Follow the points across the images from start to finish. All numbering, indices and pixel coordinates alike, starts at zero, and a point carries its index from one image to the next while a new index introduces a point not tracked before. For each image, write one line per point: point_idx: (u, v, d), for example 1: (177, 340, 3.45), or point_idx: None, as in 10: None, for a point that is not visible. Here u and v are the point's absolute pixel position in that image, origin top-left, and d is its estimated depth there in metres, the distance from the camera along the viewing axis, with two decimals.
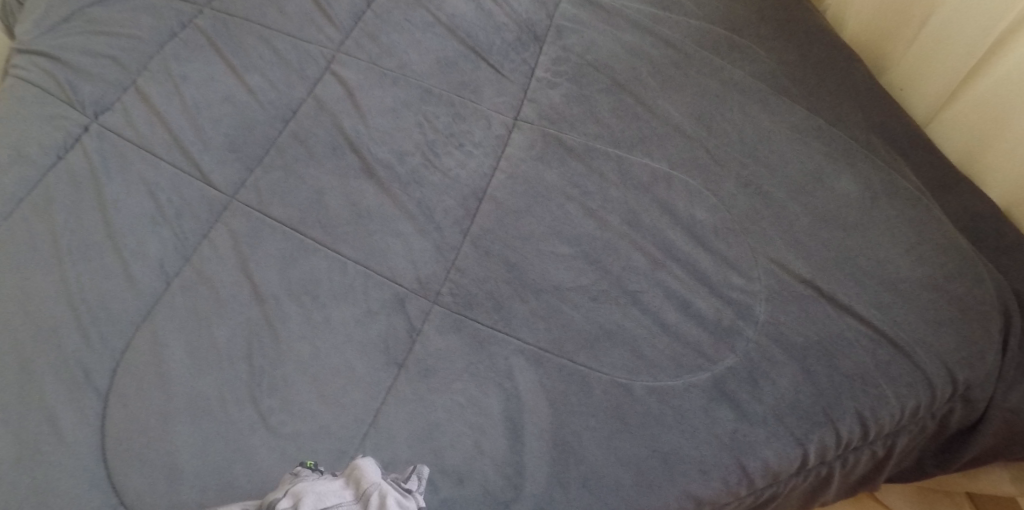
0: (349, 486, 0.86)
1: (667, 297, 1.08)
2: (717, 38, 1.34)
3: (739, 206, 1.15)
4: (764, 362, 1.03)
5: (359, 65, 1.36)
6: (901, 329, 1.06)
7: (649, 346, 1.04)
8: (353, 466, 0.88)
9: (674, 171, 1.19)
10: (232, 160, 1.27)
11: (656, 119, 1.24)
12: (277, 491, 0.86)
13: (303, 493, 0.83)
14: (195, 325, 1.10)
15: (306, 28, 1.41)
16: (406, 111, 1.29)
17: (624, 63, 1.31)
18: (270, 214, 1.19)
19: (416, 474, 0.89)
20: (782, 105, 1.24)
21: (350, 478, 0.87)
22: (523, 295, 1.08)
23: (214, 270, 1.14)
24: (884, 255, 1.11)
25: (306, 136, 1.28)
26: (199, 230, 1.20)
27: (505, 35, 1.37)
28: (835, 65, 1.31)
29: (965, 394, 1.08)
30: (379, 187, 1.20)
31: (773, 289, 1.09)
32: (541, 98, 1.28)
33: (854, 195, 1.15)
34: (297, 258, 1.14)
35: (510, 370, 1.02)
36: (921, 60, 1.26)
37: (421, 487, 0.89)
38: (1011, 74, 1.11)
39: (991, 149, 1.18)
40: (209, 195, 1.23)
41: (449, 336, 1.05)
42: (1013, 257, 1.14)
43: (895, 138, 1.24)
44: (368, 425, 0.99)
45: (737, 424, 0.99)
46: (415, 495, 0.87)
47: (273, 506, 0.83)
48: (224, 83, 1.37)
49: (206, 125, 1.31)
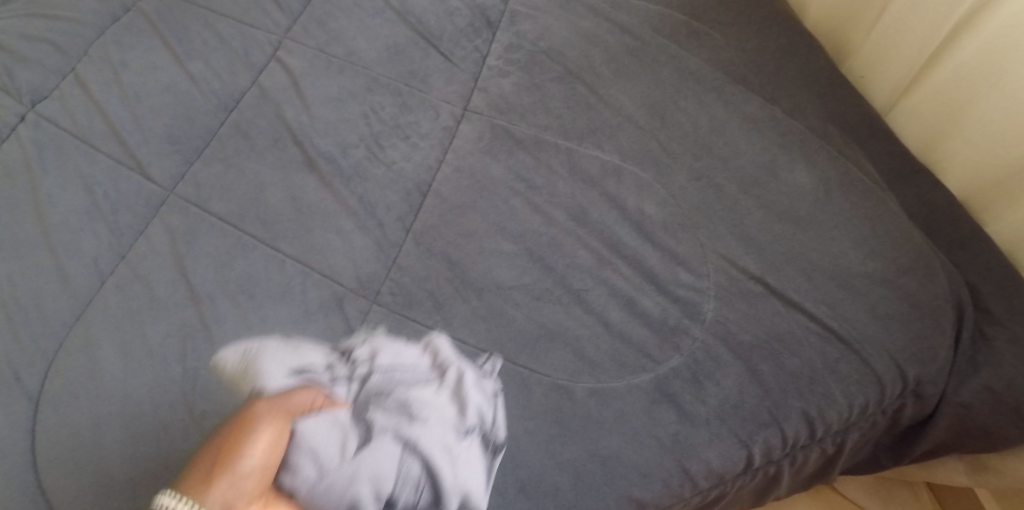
0: (426, 355, 1.01)
1: (612, 296, 1.05)
2: (676, 23, 1.29)
3: (690, 199, 1.12)
4: (709, 362, 1.01)
5: (305, 52, 1.29)
6: (850, 326, 1.04)
7: (591, 346, 1.01)
8: (428, 337, 1.02)
9: (624, 164, 1.15)
10: (172, 153, 1.21)
11: (608, 109, 1.20)
12: (353, 341, 1.02)
13: (379, 350, 1.00)
14: (129, 325, 1.06)
15: (252, 13, 1.34)
16: (351, 101, 1.24)
17: (579, 51, 1.27)
18: (209, 209, 1.15)
19: (491, 362, 1.00)
20: (738, 94, 1.20)
21: (426, 347, 1.02)
22: (464, 295, 1.05)
23: (150, 268, 1.10)
24: (836, 250, 1.08)
25: (247, 126, 1.23)
26: (136, 227, 1.15)
27: (457, 21, 1.31)
28: (796, 51, 1.26)
29: (917, 389, 1.05)
30: (320, 181, 1.16)
31: (722, 287, 1.06)
32: (491, 87, 1.23)
33: (807, 188, 1.12)
34: (235, 256, 1.10)
35: (446, 368, 0.99)
36: (880, 48, 1.22)
37: (496, 370, 1.00)
38: (967, 65, 1.08)
39: (949, 139, 1.16)
40: (147, 190, 1.17)
41: (387, 337, 1.02)
42: (967, 249, 1.12)
43: (853, 127, 1.21)
44: (347, 344, 1.02)
45: (680, 426, 0.97)
46: (491, 377, 0.99)
47: (350, 353, 1.01)
48: (167, 70, 1.30)
49: (146, 115, 1.25)
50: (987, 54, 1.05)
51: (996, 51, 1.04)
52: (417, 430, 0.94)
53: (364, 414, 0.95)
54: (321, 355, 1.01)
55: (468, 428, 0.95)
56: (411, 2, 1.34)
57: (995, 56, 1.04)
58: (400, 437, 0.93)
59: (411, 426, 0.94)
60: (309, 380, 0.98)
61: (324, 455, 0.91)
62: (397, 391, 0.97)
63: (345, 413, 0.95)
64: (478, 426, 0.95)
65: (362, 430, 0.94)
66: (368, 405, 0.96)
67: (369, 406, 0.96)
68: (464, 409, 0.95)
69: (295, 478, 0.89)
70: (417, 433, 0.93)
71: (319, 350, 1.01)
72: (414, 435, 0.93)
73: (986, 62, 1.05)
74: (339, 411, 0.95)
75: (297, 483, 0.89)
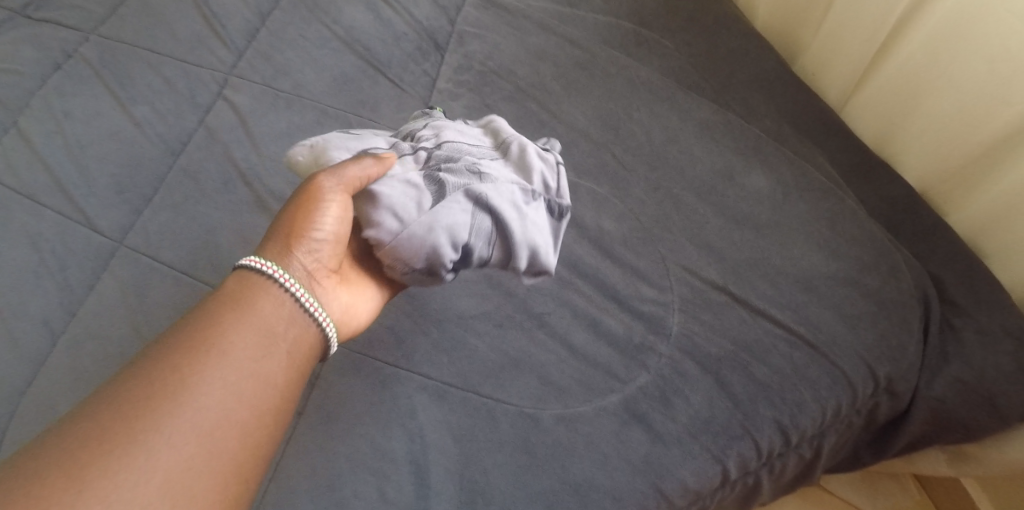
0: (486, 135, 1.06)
1: (574, 317, 1.04)
2: (625, 33, 1.28)
3: (648, 212, 1.11)
4: (677, 378, 0.99)
5: (253, 89, 1.21)
6: (818, 329, 1.03)
7: (556, 371, 1.00)
8: (488, 121, 1.08)
9: (580, 180, 1.13)
10: (119, 204, 1.10)
11: (561, 125, 1.18)
12: (417, 124, 1.05)
13: (441, 126, 1.02)
14: (84, 387, 0.96)
15: (196, 50, 1.24)
16: (300, 135, 1.16)
17: (528, 67, 1.24)
18: (161, 258, 1.06)
19: (552, 144, 1.07)
20: (691, 102, 1.20)
21: (486, 129, 1.07)
22: (425, 328, 1.02)
23: (102, 325, 1.01)
24: (797, 252, 1.08)
25: (196, 171, 1.13)
26: (87, 282, 1.04)
27: (404, 45, 1.26)
28: (746, 53, 1.26)
29: (890, 387, 1.03)
30: (272, 221, 1.09)
31: (687, 298, 1.05)
32: (443, 110, 1.19)
33: (764, 192, 1.12)
34: (189, 305, 1.02)
35: (507, 144, 1.02)
36: (829, 46, 1.21)
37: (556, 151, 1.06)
38: (915, 57, 1.08)
39: (903, 132, 1.15)
40: (95, 242, 1.07)
41: (348, 379, 0.98)
42: (929, 242, 1.11)
43: (808, 125, 1.21)
44: (412, 129, 1.04)
45: (651, 446, 0.96)
46: (551, 153, 1.05)
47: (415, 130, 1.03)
48: (111, 117, 1.18)
49: (92, 165, 1.13)
50: (933, 46, 1.05)
51: (943, 42, 1.03)
52: (486, 170, 0.95)
53: (428, 148, 0.97)
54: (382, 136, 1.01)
55: (524, 185, 0.96)
56: (357, 30, 1.27)
57: (941, 48, 1.04)
58: (456, 167, 0.93)
59: (480, 162, 0.96)
60: (382, 146, 0.97)
61: (408, 170, 0.92)
62: (456, 142, 0.99)
63: (416, 152, 0.96)
64: (530, 188, 0.97)
65: (429, 157, 0.95)
66: (431, 145, 0.98)
67: (433, 147, 0.97)
68: (529, 173, 0.98)
69: (389, 193, 0.87)
70: (493, 176, 0.94)
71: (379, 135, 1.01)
72: (477, 171, 0.94)
73: (933, 54, 1.05)
74: (411, 152, 0.96)
75: (394, 199, 0.87)
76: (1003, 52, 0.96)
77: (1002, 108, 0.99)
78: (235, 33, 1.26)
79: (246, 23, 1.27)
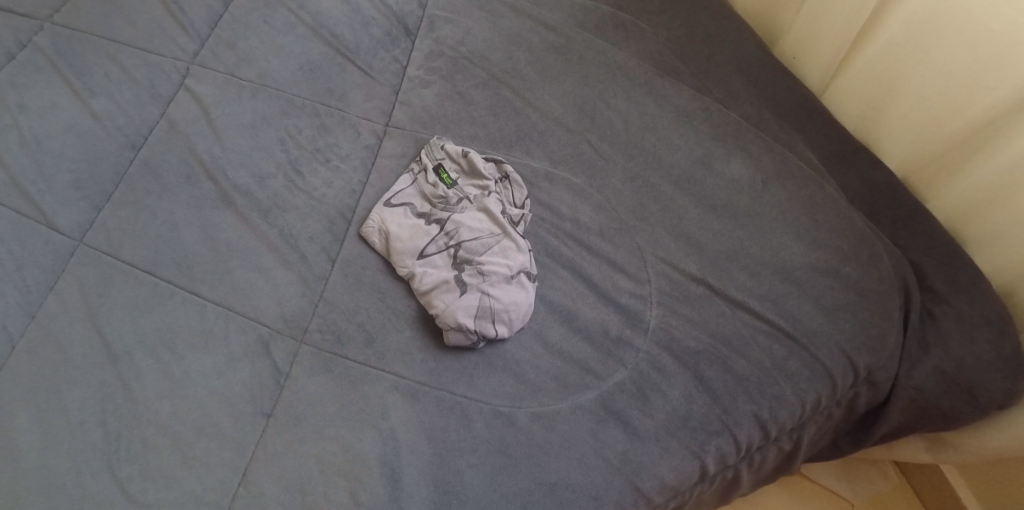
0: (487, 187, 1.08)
1: (550, 312, 1.01)
2: (602, 15, 1.24)
3: (626, 202, 1.08)
4: (655, 374, 0.98)
5: (215, 78, 1.16)
6: (797, 321, 1.01)
7: (531, 368, 0.98)
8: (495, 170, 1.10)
9: (555, 170, 1.11)
10: (78, 201, 1.05)
11: (536, 113, 1.15)
12: (435, 159, 1.09)
13: (451, 191, 1.07)
14: (44, 391, 0.94)
15: (155, 39, 1.18)
16: (266, 126, 1.13)
17: (502, 53, 1.21)
18: (122, 257, 1.02)
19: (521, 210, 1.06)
20: (669, 87, 1.17)
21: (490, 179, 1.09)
22: (398, 325, 0.99)
23: (62, 328, 0.97)
24: (776, 243, 1.06)
25: (157, 165, 1.09)
26: (44, 283, 1.00)
27: (373, 31, 1.21)
28: (727, 32, 1.22)
29: (869, 377, 1.02)
30: (237, 217, 1.06)
31: (665, 291, 1.03)
32: (413, 99, 1.16)
33: (744, 179, 1.10)
34: (152, 305, 0.99)
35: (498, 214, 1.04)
36: (809, 28, 1.17)
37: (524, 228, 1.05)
38: (896, 40, 1.05)
39: (884, 116, 1.12)
40: (53, 241, 1.03)
41: (318, 378, 0.95)
42: (909, 229, 1.09)
43: (789, 109, 1.17)
44: (429, 172, 1.08)
45: (628, 444, 0.94)
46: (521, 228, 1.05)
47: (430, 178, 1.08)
48: (65, 109, 1.12)
49: (47, 160, 1.08)
50: (914, 28, 1.02)
51: (924, 25, 1.00)
52: (497, 249, 1.01)
53: (446, 218, 1.04)
54: (406, 181, 1.08)
55: (526, 266, 1.01)
56: (324, 15, 1.23)
57: (923, 30, 1.01)
58: (471, 249, 1.01)
59: (491, 237, 1.02)
60: (410, 210, 1.05)
61: (431, 251, 1.01)
62: (474, 210, 1.05)
63: (436, 222, 1.04)
64: (531, 267, 1.02)
65: (446, 231, 1.02)
66: (450, 212, 1.04)
67: (450, 217, 1.04)
68: (507, 257, 1.01)
69: (422, 281, 0.99)
70: (502, 256, 1.01)
71: (404, 180, 1.08)
72: (490, 251, 1.01)
73: (914, 36, 1.02)
74: (433, 223, 1.04)
75: (426, 287, 0.99)
76: (985, 34, 0.93)
77: (984, 93, 0.96)
78: (196, 19, 1.21)
79: (208, 9, 1.22)
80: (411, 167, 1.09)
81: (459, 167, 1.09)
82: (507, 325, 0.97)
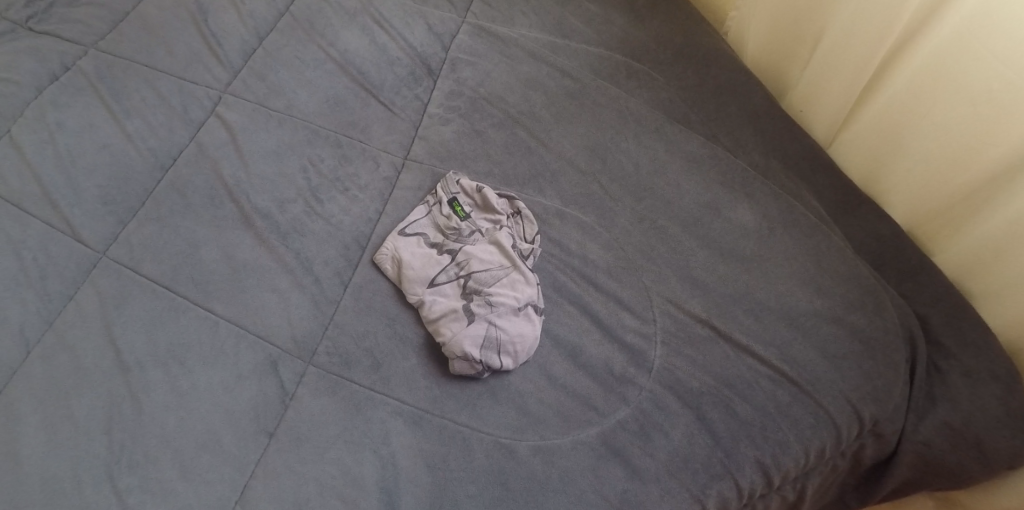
0: (498, 221, 1.10)
1: (555, 346, 1.02)
2: (616, 64, 1.29)
3: (634, 242, 1.11)
4: (658, 413, 0.98)
5: (245, 106, 1.21)
6: (802, 368, 1.01)
7: (534, 401, 0.98)
8: (509, 206, 1.13)
9: (567, 208, 1.13)
10: (105, 215, 1.09)
11: (550, 153, 1.19)
12: (450, 191, 1.12)
13: (463, 223, 1.09)
14: (53, 397, 0.95)
15: (192, 68, 1.24)
16: (290, 154, 1.17)
17: (519, 95, 1.25)
18: (143, 271, 1.05)
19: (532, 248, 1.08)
20: (679, 135, 1.21)
21: (502, 213, 1.11)
22: (404, 351, 1.00)
23: (78, 336, 0.99)
24: (782, 289, 1.07)
25: (183, 186, 1.13)
26: (65, 292, 1.03)
27: (398, 70, 1.27)
28: (738, 85, 1.26)
29: (876, 429, 1.01)
30: (255, 239, 1.09)
31: (670, 331, 1.03)
32: (432, 135, 1.20)
33: (751, 226, 1.12)
34: (166, 319, 1.01)
35: (508, 247, 1.06)
36: (814, 83, 1.21)
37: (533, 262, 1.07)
38: (900, 97, 1.08)
39: (891, 170, 1.15)
40: (78, 253, 1.06)
41: (323, 400, 0.96)
42: (915, 282, 1.10)
43: (797, 161, 1.20)
44: (442, 204, 1.11)
45: (628, 483, 0.93)
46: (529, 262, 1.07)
47: (443, 208, 1.10)
48: (102, 129, 1.17)
49: (80, 176, 1.12)
50: (918, 86, 1.05)
51: (927, 83, 1.04)
52: (506, 281, 1.03)
53: (458, 249, 1.06)
54: (420, 212, 1.11)
55: (534, 299, 1.03)
56: (352, 53, 1.29)
57: (926, 89, 1.04)
58: (481, 280, 1.03)
59: (501, 269, 1.04)
60: (423, 240, 1.08)
61: (441, 280, 1.03)
62: (485, 243, 1.07)
63: (448, 253, 1.06)
64: (539, 301, 1.04)
65: (457, 262, 1.05)
66: (462, 243, 1.07)
67: (461, 248, 1.06)
68: (515, 290, 1.02)
69: (431, 309, 1.01)
70: (511, 288, 1.03)
71: (419, 210, 1.11)
72: (499, 283, 1.03)
73: (917, 94, 1.06)
74: (445, 253, 1.06)
75: (434, 315, 1.01)
76: (986, 93, 0.96)
77: (988, 150, 0.99)
78: (231, 51, 1.27)
79: (243, 43, 1.28)
80: (426, 198, 1.13)
81: (472, 201, 1.12)
82: (512, 357, 0.98)
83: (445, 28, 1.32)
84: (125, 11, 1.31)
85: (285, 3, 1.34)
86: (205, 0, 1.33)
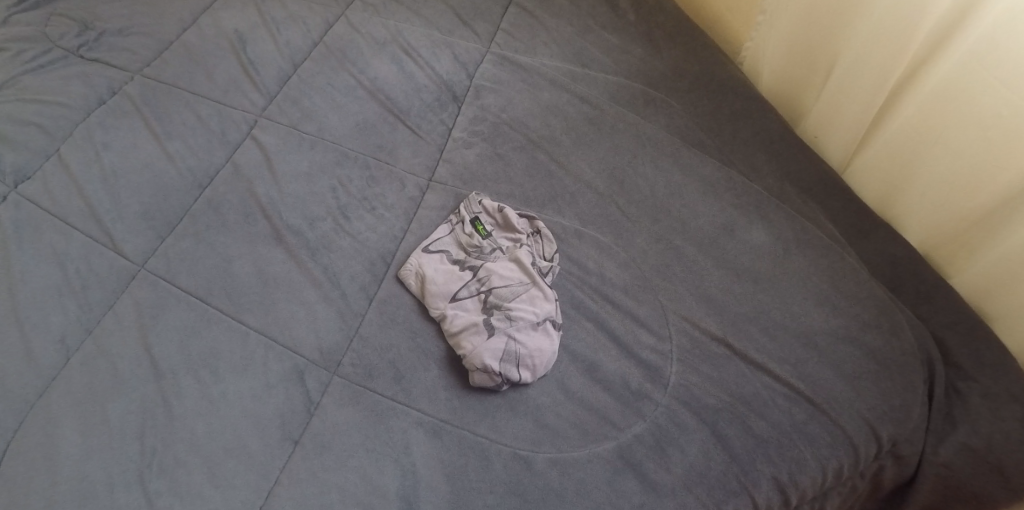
0: (518, 239, 1.14)
1: (573, 361, 1.04)
2: (635, 93, 1.33)
3: (650, 262, 1.13)
4: (673, 428, 0.99)
5: (279, 129, 1.27)
6: (818, 387, 1.03)
7: (552, 414, 1.00)
8: (532, 227, 1.16)
9: (584, 228, 1.17)
10: (145, 230, 1.15)
11: (568, 175, 1.23)
12: (473, 210, 1.16)
13: (485, 242, 1.13)
14: (90, 402, 0.99)
15: (230, 94, 1.31)
16: (320, 175, 1.22)
17: (540, 121, 1.30)
18: (179, 283, 1.10)
19: (551, 269, 1.11)
20: (695, 159, 1.24)
21: (523, 233, 1.15)
22: (426, 363, 1.03)
23: (115, 343, 1.04)
24: (797, 308, 1.09)
25: (219, 203, 1.18)
26: (104, 302, 1.08)
27: (424, 96, 1.33)
28: (753, 112, 1.29)
29: (894, 450, 1.01)
30: (287, 254, 1.13)
31: (685, 348, 1.05)
32: (455, 157, 1.24)
33: (766, 247, 1.14)
34: (199, 329, 1.06)
35: (527, 265, 1.09)
36: (827, 111, 1.24)
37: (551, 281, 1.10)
38: (911, 123, 1.11)
39: (908, 195, 1.17)
40: (118, 265, 1.11)
41: (347, 409, 0.99)
42: (932, 304, 1.11)
43: (812, 184, 1.22)
44: (462, 223, 1.15)
45: (645, 496, 0.95)
46: (546, 280, 1.09)
47: (466, 226, 1.14)
48: (146, 149, 1.24)
49: (124, 193, 1.18)
50: (929, 112, 1.08)
51: (938, 110, 1.07)
52: (525, 296, 1.06)
53: (479, 265, 1.09)
54: (444, 230, 1.15)
55: (552, 314, 1.05)
56: (381, 81, 1.35)
57: (937, 115, 1.07)
58: (501, 296, 1.06)
59: (520, 285, 1.07)
60: (446, 256, 1.12)
61: (463, 295, 1.07)
62: (506, 260, 1.11)
63: (470, 269, 1.10)
64: (557, 316, 1.06)
65: (478, 278, 1.08)
66: (483, 260, 1.10)
67: (483, 265, 1.10)
68: (534, 307, 1.05)
69: (452, 323, 1.04)
70: (530, 303, 1.05)
71: (442, 229, 1.15)
72: (518, 298, 1.06)
73: (930, 121, 1.08)
74: (466, 269, 1.10)
75: (456, 328, 1.04)
76: (994, 119, 1.00)
77: (999, 173, 1.01)
78: (268, 79, 1.33)
79: (279, 70, 1.35)
80: (449, 218, 1.17)
81: (494, 221, 1.16)
82: (531, 371, 1.01)
83: (470, 57, 1.38)
84: (170, 40, 1.38)
85: (319, 34, 1.41)
86: (245, 30, 1.40)
